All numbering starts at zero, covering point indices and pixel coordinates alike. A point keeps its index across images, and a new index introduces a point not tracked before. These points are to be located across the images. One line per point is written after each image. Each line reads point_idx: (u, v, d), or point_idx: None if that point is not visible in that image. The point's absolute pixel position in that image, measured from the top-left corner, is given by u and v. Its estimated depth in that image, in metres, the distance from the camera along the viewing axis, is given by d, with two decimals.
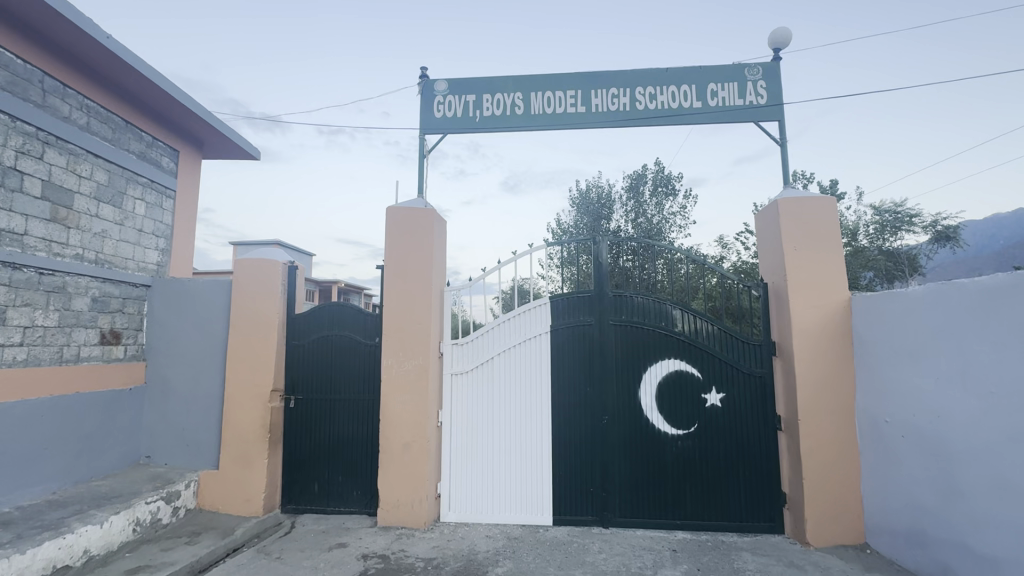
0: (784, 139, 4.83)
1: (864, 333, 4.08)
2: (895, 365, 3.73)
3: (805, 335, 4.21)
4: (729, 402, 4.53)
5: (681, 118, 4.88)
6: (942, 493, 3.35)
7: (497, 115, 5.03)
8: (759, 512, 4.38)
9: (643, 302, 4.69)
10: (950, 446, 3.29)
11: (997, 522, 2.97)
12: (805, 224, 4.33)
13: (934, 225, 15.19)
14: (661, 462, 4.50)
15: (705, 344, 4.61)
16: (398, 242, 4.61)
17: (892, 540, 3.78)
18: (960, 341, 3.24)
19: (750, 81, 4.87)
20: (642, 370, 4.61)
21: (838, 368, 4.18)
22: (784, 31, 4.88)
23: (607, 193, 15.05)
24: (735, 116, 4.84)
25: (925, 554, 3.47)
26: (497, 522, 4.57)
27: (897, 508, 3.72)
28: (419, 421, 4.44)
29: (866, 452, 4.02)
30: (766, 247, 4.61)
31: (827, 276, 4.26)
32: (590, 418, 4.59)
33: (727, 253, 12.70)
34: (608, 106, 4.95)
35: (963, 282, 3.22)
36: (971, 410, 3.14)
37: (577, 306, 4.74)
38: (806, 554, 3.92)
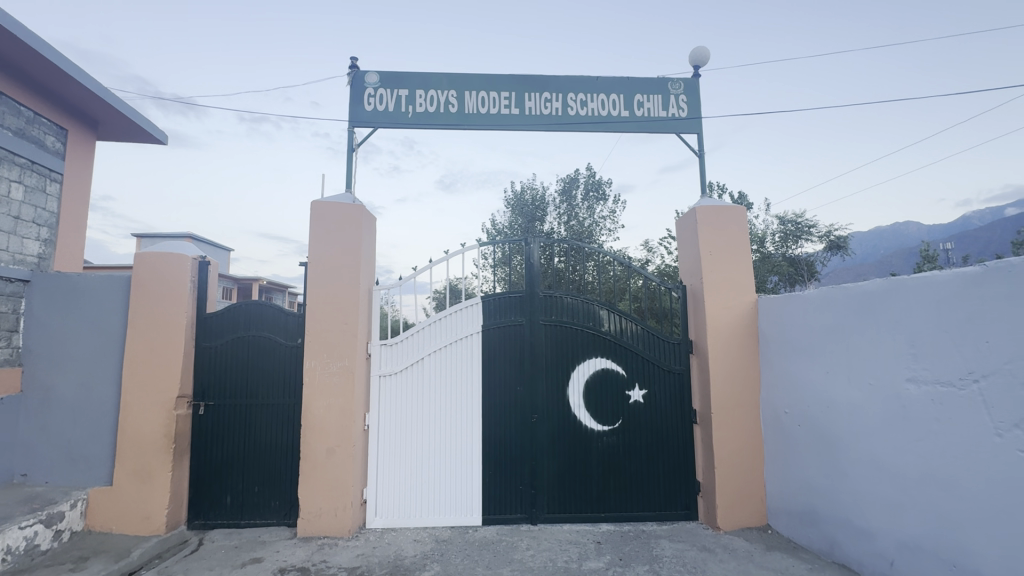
0: (702, 151, 5.18)
1: (768, 332, 4.46)
2: (794, 361, 4.11)
3: (718, 334, 4.53)
4: (650, 398, 4.77)
5: (611, 125, 5.07)
6: (830, 475, 3.73)
7: (430, 112, 4.95)
8: (676, 501, 4.65)
9: (572, 303, 4.82)
10: (837, 433, 3.67)
11: (874, 499, 3.37)
12: (720, 230, 4.65)
13: (828, 235, 16.92)
14: (588, 457, 4.65)
15: (629, 343, 4.82)
16: (323, 238, 4.40)
17: (789, 520, 4.17)
18: (846, 339, 3.63)
19: (673, 94, 5.16)
20: (570, 368, 4.74)
21: (745, 364, 4.54)
22: (703, 49, 5.22)
23: (541, 195, 15.33)
24: (659, 126, 5.11)
25: (816, 531, 3.86)
26: (424, 524, 4.49)
27: (794, 491, 4.10)
28: (344, 425, 4.26)
29: (769, 440, 4.40)
30: (686, 250, 4.89)
31: (737, 280, 4.61)
32: (520, 417, 4.64)
33: (652, 257, 13.40)
34: (541, 109, 5.04)
35: (848, 286, 3.61)
36: (854, 400, 3.53)
37: (508, 306, 4.77)
38: (716, 538, 4.22)
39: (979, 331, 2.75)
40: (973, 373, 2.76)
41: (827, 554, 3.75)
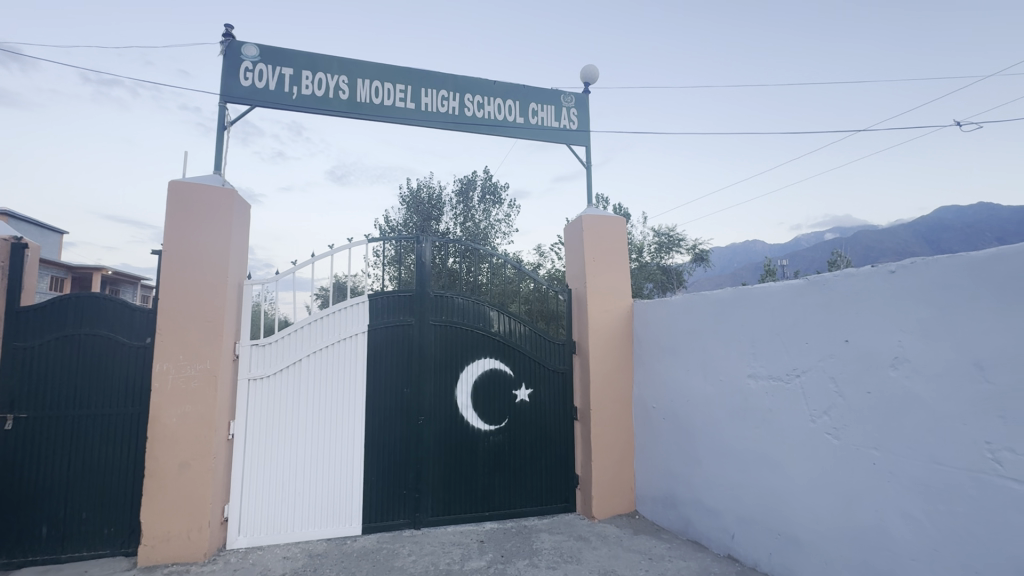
0: (590, 163, 5.51)
1: (641, 333, 4.88)
2: (662, 360, 4.54)
3: (598, 335, 4.84)
4: (535, 397, 4.93)
5: (506, 130, 5.17)
6: (687, 462, 4.17)
7: (318, 96, 4.62)
8: (556, 495, 4.87)
9: (462, 302, 4.81)
10: (693, 424, 4.12)
11: (721, 481, 3.83)
12: (602, 238, 4.97)
13: (694, 248, 19.07)
14: (474, 457, 4.67)
15: (518, 344, 4.94)
16: (183, 223, 3.87)
17: (653, 505, 4.59)
18: (703, 341, 4.09)
19: (565, 107, 5.41)
20: (459, 369, 4.72)
21: (621, 363, 4.91)
22: (592, 68, 5.56)
23: (438, 193, 15.16)
24: (551, 136, 5.32)
25: (674, 513, 4.30)
26: (297, 539, 4.16)
27: (657, 478, 4.52)
28: (202, 435, 3.77)
29: (640, 433, 4.80)
30: (572, 256, 5.15)
31: (616, 285, 4.97)
32: (406, 419, 4.51)
33: (544, 261, 13.96)
34: (438, 106, 4.98)
35: (705, 293, 4.07)
36: (707, 395, 4.00)
37: (397, 305, 4.62)
38: (591, 526, 4.50)
39: (801, 334, 3.26)
40: (796, 369, 3.27)
41: (683, 533, 4.19)
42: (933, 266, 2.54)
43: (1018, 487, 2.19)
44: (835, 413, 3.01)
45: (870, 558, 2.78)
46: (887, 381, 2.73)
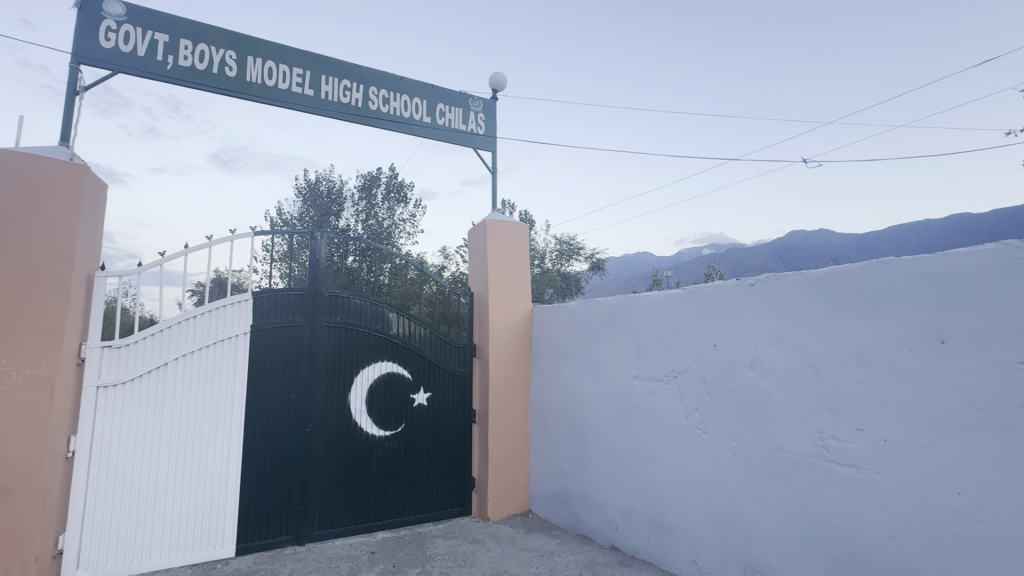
0: (496, 169, 5.58)
1: (539, 337, 5.04)
2: (557, 363, 4.73)
3: (498, 339, 4.91)
4: (434, 401, 4.86)
5: (412, 128, 5.07)
6: (578, 460, 4.38)
7: (199, 70, 4.15)
8: (452, 499, 4.84)
9: (359, 303, 4.60)
10: (585, 424, 4.35)
11: (607, 477, 4.08)
12: (504, 243, 5.05)
13: (591, 258, 20.21)
14: (367, 465, 4.47)
15: (417, 346, 4.83)
16: (14, 200, 3.23)
17: (545, 503, 4.75)
18: (595, 344, 4.33)
19: (473, 111, 5.44)
20: (353, 373, 4.50)
21: (520, 365, 5.03)
22: (501, 76, 5.66)
23: (338, 188, 14.40)
24: (458, 138, 5.31)
25: (565, 509, 4.49)
26: (155, 569, 3.67)
27: (550, 477, 4.69)
28: (31, 453, 3.15)
29: (535, 434, 4.94)
30: (475, 259, 5.18)
31: (517, 289, 5.09)
32: (292, 428, 4.19)
33: (449, 263, 13.89)
34: (340, 97, 4.73)
35: (598, 300, 4.32)
36: (598, 396, 4.24)
37: (286, 305, 4.29)
38: (486, 528, 4.54)
39: (678, 339, 3.59)
40: (674, 371, 3.59)
41: (573, 527, 4.40)
42: (783, 281, 2.94)
43: (840, 469, 2.61)
44: (704, 410, 3.35)
45: (729, 538, 3.14)
46: (746, 381, 3.11)
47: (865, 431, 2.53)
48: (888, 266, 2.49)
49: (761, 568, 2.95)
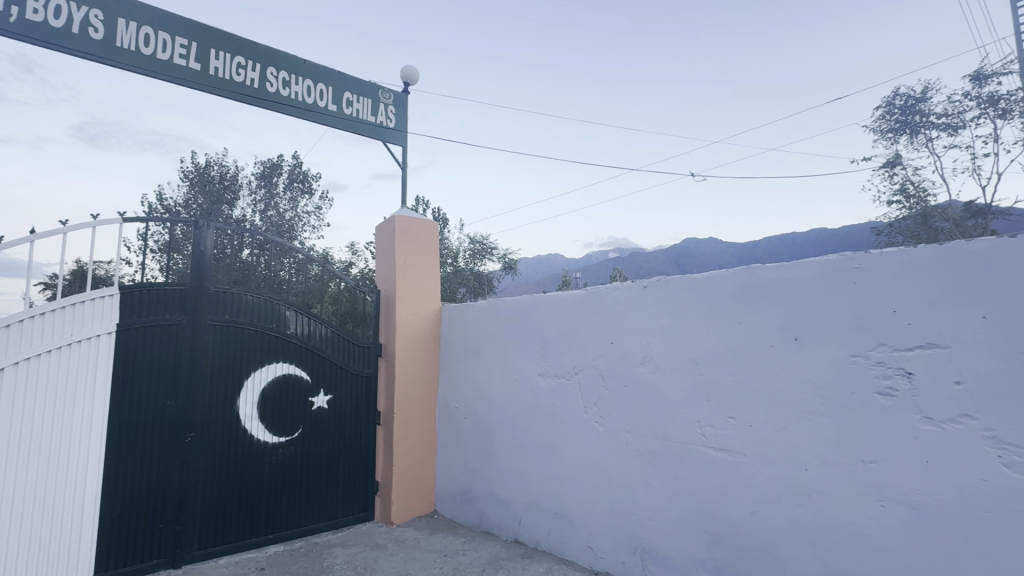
0: (406, 164, 5.44)
1: (447, 336, 5.00)
2: (465, 361, 4.74)
3: (405, 338, 4.79)
4: (335, 403, 4.63)
5: (314, 115, 4.78)
6: (484, 458, 4.43)
7: (53, 27, 3.57)
8: (353, 505, 4.65)
9: (252, 300, 4.24)
10: (491, 422, 4.40)
11: (512, 472, 4.17)
12: (413, 240, 4.94)
13: (504, 257, 20.51)
14: (257, 475, 4.15)
15: (317, 346, 4.57)
16: None
17: (451, 503, 4.74)
18: (502, 342, 4.40)
19: (383, 103, 5.26)
20: (243, 376, 4.14)
21: (427, 365, 4.96)
22: (413, 70, 5.53)
23: (233, 174, 13.20)
24: (366, 130, 5.09)
25: (470, 507, 4.52)
26: None
27: (456, 476, 4.69)
28: None
29: (442, 433, 4.91)
30: (382, 256, 5.02)
31: (425, 287, 5.01)
32: (168, 438, 3.75)
33: (357, 260, 13.32)
34: (232, 75, 4.33)
35: (505, 299, 4.39)
36: (504, 393, 4.31)
37: (163, 301, 3.84)
38: (389, 533, 4.41)
39: (579, 337, 3.77)
40: (575, 367, 3.76)
41: (478, 525, 4.44)
42: (671, 283, 3.21)
43: (715, 454, 2.90)
44: (601, 404, 3.55)
45: (621, 523, 3.35)
46: (638, 376, 3.35)
47: (735, 419, 2.84)
48: (756, 272, 2.82)
49: (648, 549, 3.19)
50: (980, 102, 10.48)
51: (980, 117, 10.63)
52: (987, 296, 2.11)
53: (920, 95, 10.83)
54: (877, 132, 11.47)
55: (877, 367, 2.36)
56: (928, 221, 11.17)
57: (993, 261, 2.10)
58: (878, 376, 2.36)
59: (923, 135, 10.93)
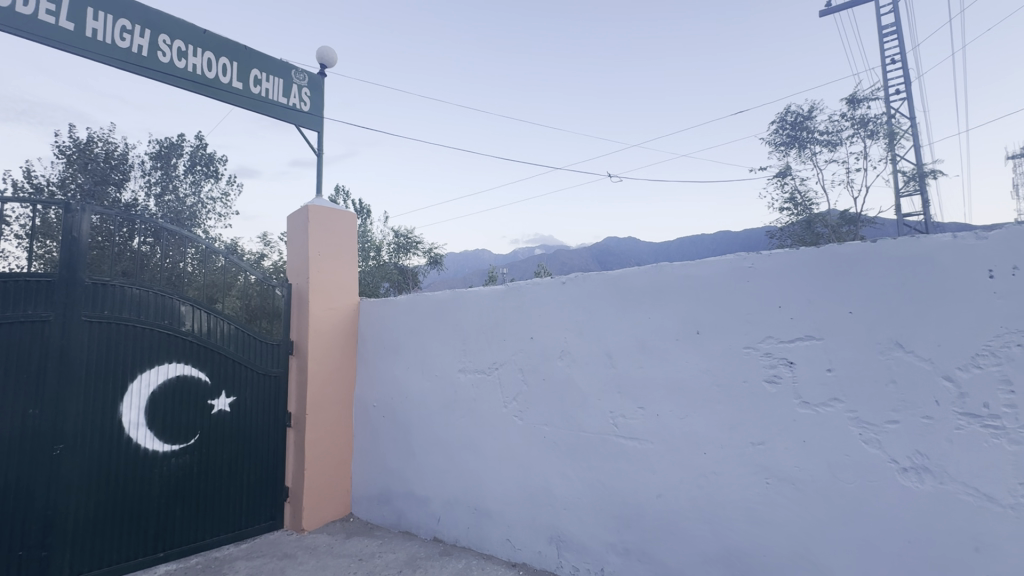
0: (322, 152, 5.14)
1: (365, 333, 4.81)
2: (384, 358, 4.59)
3: (318, 335, 4.54)
4: (238, 406, 4.28)
5: (217, 92, 4.36)
6: (402, 456, 4.32)
7: None
8: (259, 514, 4.34)
9: (138, 294, 3.79)
10: (410, 419, 4.30)
11: (431, 470, 4.11)
12: (328, 231, 4.68)
13: (429, 252, 20.15)
14: (145, 487, 3.73)
15: (218, 345, 4.19)
16: None
17: (368, 504, 4.58)
18: (422, 338, 4.31)
19: (296, 84, 4.91)
20: (127, 379, 3.70)
21: (343, 363, 4.74)
22: (330, 52, 5.23)
23: (121, 152, 11.74)
24: (277, 112, 4.73)
25: (388, 508, 4.40)
26: None
27: (373, 477, 4.54)
28: None
29: (359, 434, 4.72)
30: (294, 248, 4.71)
31: (342, 281, 4.77)
32: (30, 452, 3.27)
33: (269, 251, 12.42)
34: (115, 39, 3.83)
35: (426, 294, 4.30)
36: (424, 390, 4.23)
37: (24, 295, 3.32)
38: (299, 540, 4.17)
39: (500, 332, 3.78)
40: (495, 363, 3.78)
41: (396, 525, 4.33)
42: (588, 280, 3.31)
43: (625, 442, 3.05)
44: (520, 398, 3.60)
45: (538, 514, 3.43)
46: (556, 370, 3.43)
47: (644, 408, 3.00)
48: (664, 270, 2.99)
49: (563, 537, 3.29)
50: (854, 123, 11.91)
51: (854, 137, 12.08)
52: (853, 294, 2.39)
53: (808, 114, 12.09)
54: (773, 145, 12.66)
55: (765, 358, 2.60)
56: (811, 227, 12.54)
57: (859, 263, 2.38)
58: (766, 365, 2.60)
59: (809, 150, 12.23)
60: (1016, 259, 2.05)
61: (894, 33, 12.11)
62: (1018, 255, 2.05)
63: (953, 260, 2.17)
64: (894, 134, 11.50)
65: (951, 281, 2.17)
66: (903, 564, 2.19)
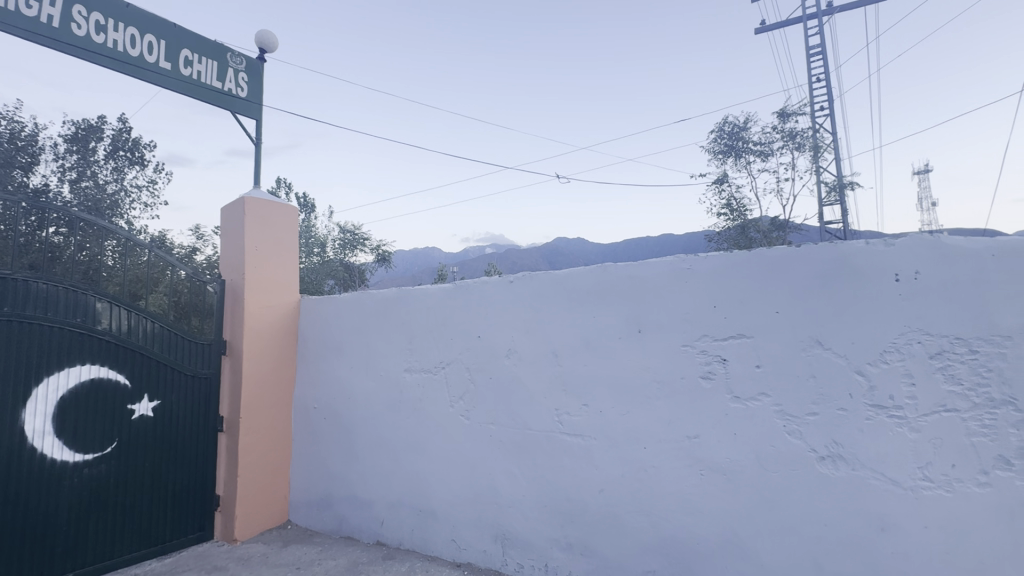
0: (260, 141, 4.87)
1: (306, 332, 4.61)
2: (326, 358, 4.42)
3: (254, 334, 4.30)
4: (163, 410, 3.98)
5: (141, 72, 4.04)
6: (345, 459, 4.18)
7: None
8: (186, 526, 4.06)
9: (45, 289, 3.44)
10: (353, 421, 4.17)
11: (375, 473, 4.00)
12: (266, 224, 4.44)
13: (377, 249, 19.65)
14: (52, 502, 3.40)
15: (140, 344, 3.87)
16: None
17: (307, 510, 4.40)
18: (366, 338, 4.18)
19: (232, 68, 4.63)
20: (31, 383, 3.35)
21: (282, 363, 4.52)
22: (270, 36, 4.97)
23: (29, 132, 10.64)
24: (210, 96, 4.43)
25: (329, 513, 4.24)
26: None
27: (313, 482, 4.37)
28: None
29: (298, 437, 4.53)
30: (228, 242, 4.44)
31: (280, 278, 4.54)
32: None
33: (202, 245, 11.65)
34: (20, 6, 3.46)
35: (371, 292, 4.18)
36: (368, 391, 4.11)
37: None
38: (230, 552, 3.94)
39: (447, 331, 3.74)
40: (441, 362, 3.73)
41: (337, 530, 4.19)
42: (535, 279, 3.34)
43: (570, 439, 3.11)
44: (467, 398, 3.58)
45: (483, 513, 3.42)
46: (502, 368, 3.44)
47: (587, 406, 3.06)
48: (608, 271, 3.06)
49: (508, 535, 3.30)
50: (784, 136, 12.74)
51: (784, 149, 12.92)
52: (780, 295, 2.55)
53: (743, 125, 12.81)
54: (712, 153, 13.32)
55: (701, 355, 2.73)
56: (745, 232, 13.30)
57: (784, 267, 2.55)
58: (702, 363, 2.73)
59: (744, 159, 12.96)
60: (918, 265, 2.27)
61: (820, 53, 13.06)
62: (920, 261, 2.27)
63: (866, 264, 2.37)
64: (818, 148, 12.41)
65: (865, 284, 2.37)
66: (819, 545, 2.37)
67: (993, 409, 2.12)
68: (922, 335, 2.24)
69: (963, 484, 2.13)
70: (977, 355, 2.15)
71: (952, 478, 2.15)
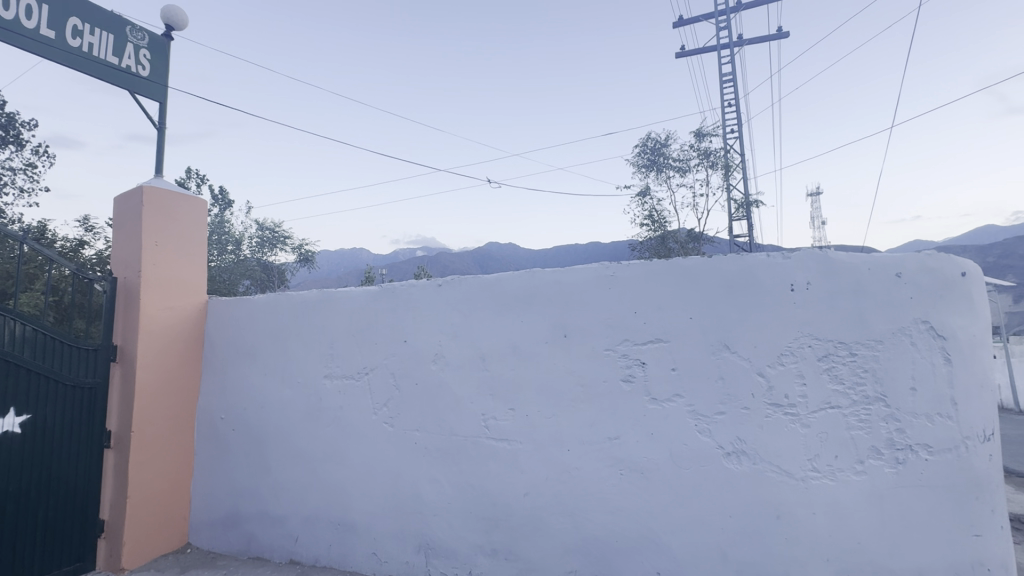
0: (163, 126, 4.43)
1: (213, 336, 4.24)
2: (237, 364, 4.09)
3: (151, 339, 3.88)
4: (34, 426, 3.47)
5: (15, 38, 3.52)
6: (256, 473, 3.88)
7: None
8: (61, 556, 3.57)
9: None
10: (266, 431, 3.88)
11: (289, 486, 3.75)
12: (168, 217, 4.03)
13: (298, 249, 18.59)
14: None
15: (6, 350, 3.35)
16: None
17: (210, 531, 4.03)
18: (283, 342, 3.92)
19: (131, 44, 4.17)
20: None
21: (184, 370, 4.12)
22: (179, 13, 4.55)
23: None
24: (104, 73, 3.97)
25: (236, 533, 3.92)
26: None
27: (219, 499, 4.01)
28: None
29: (202, 451, 4.14)
30: (122, 235, 3.98)
31: (183, 276, 4.14)
32: None
33: (92, 239, 10.38)
34: None
35: (290, 294, 3.93)
36: (284, 399, 3.85)
37: None
38: None
39: (371, 335, 3.60)
40: (365, 367, 3.58)
41: (245, 550, 3.87)
42: (464, 283, 3.31)
43: (495, 444, 3.10)
44: (391, 404, 3.46)
45: (406, 523, 3.32)
46: (429, 373, 3.36)
47: (514, 410, 3.08)
48: (536, 276, 3.10)
49: (432, 544, 3.23)
50: (699, 154, 13.70)
51: (700, 166, 13.89)
52: (693, 302, 2.72)
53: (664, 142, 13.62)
54: (636, 167, 14.02)
55: (622, 358, 2.84)
56: (665, 242, 14.09)
57: (698, 276, 2.72)
58: (623, 366, 2.84)
59: (665, 174, 13.76)
60: (809, 276, 2.52)
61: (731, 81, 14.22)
62: (811, 273, 2.52)
63: (767, 275, 2.59)
64: (729, 167, 13.48)
65: (766, 293, 2.58)
66: (725, 536, 2.54)
67: (868, 405, 2.40)
68: (812, 339, 2.49)
69: (844, 473, 2.39)
70: (857, 357, 2.43)
71: (835, 468, 2.40)
